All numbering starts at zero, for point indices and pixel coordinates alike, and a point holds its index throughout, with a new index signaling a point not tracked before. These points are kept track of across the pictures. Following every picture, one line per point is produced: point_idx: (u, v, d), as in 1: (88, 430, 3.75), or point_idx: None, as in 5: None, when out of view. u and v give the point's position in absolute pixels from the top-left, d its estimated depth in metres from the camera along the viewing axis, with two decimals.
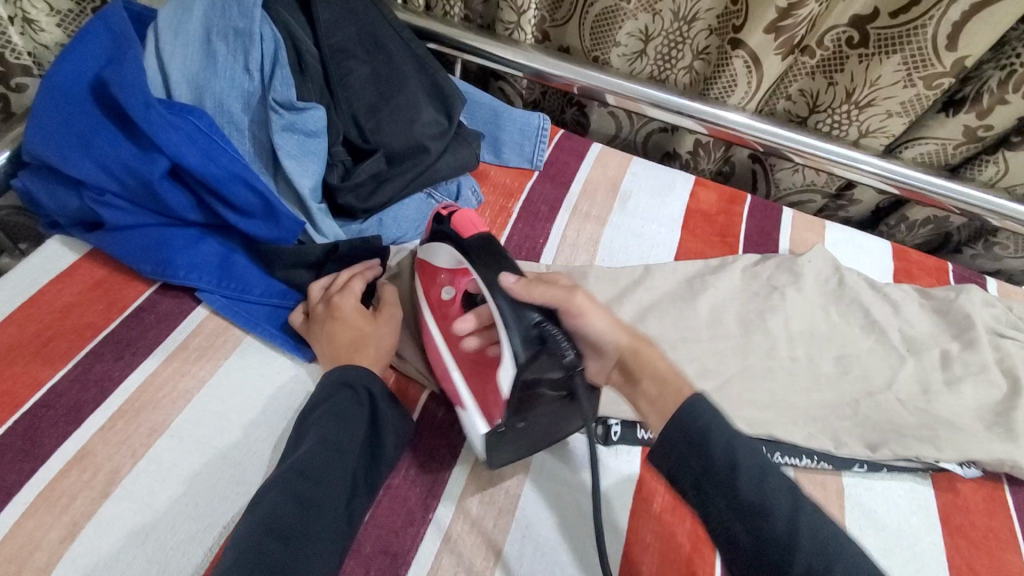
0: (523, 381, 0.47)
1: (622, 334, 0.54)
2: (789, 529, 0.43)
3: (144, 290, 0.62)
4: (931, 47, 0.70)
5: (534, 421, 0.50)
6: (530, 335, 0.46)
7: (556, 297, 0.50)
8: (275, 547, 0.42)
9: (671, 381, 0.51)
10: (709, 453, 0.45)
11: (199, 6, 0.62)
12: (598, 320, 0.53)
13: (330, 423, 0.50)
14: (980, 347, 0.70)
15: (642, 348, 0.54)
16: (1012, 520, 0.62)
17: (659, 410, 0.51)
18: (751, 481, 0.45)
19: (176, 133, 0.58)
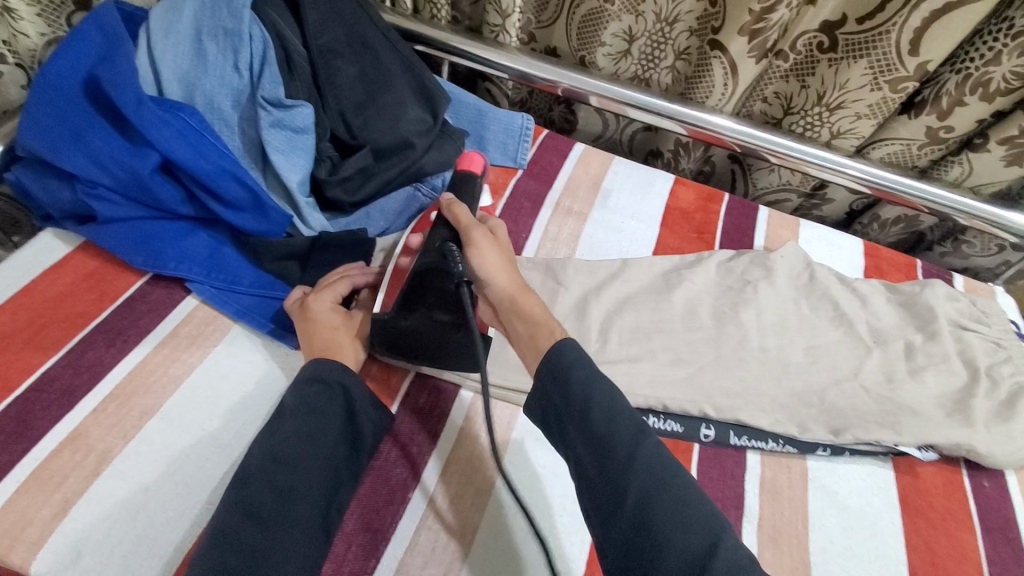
0: (422, 266, 0.58)
1: (506, 279, 0.58)
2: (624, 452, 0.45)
3: (134, 280, 0.64)
4: (895, 52, 0.73)
5: (416, 322, 0.57)
6: (438, 249, 0.58)
7: (463, 224, 0.60)
8: (252, 530, 0.44)
9: (544, 323, 0.55)
10: (568, 386, 0.48)
11: (190, 6, 0.65)
12: (491, 259, 0.58)
13: (305, 416, 0.52)
14: (942, 338, 0.73)
15: (521, 298, 0.57)
16: (970, 502, 0.65)
17: (532, 345, 0.53)
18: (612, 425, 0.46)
19: (166, 129, 0.60)
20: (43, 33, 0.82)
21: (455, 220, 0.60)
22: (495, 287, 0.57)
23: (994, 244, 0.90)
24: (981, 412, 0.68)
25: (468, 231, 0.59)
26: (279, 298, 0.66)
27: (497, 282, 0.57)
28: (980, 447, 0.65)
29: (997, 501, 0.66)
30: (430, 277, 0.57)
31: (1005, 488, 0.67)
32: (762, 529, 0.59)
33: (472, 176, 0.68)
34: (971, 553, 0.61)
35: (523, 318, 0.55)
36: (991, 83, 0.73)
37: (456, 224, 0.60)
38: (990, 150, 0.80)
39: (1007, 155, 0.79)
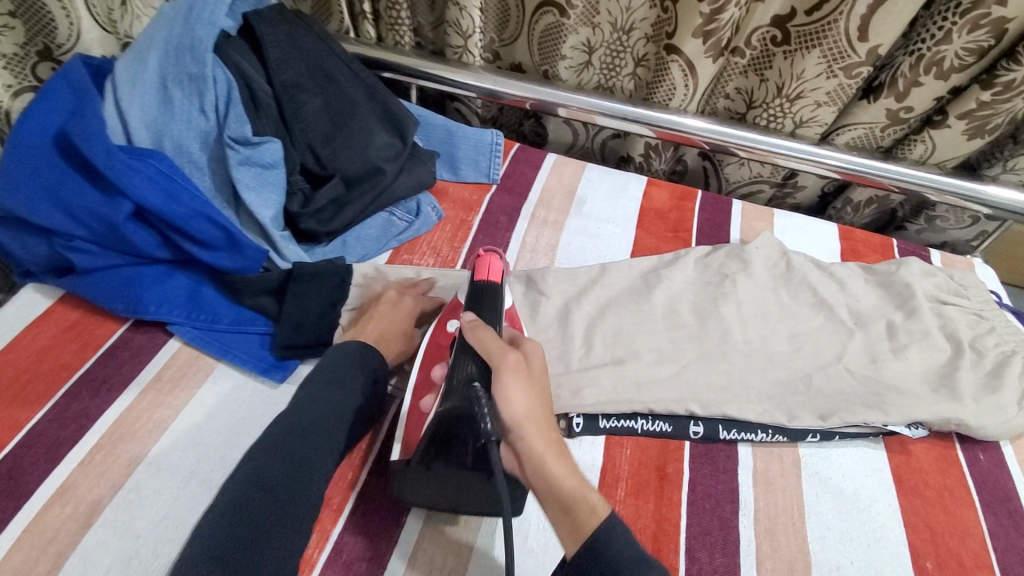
0: (441, 416, 0.51)
1: (531, 433, 0.50)
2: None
3: (116, 328, 0.65)
4: (845, 39, 0.75)
5: (443, 476, 0.51)
6: (460, 386, 0.52)
7: (489, 349, 0.53)
8: (267, 494, 0.46)
9: (583, 496, 0.48)
10: (609, 556, 0.44)
11: (153, 54, 0.66)
12: (517, 395, 0.51)
13: (322, 395, 0.54)
14: (922, 314, 0.74)
15: (548, 458, 0.49)
16: (965, 476, 0.65)
17: (568, 525, 0.47)
18: (631, 566, 0.44)
19: (139, 177, 0.61)
20: (10, 86, 0.78)
21: (483, 348, 0.53)
22: (526, 445, 0.50)
23: (967, 216, 0.91)
24: (966, 384, 0.68)
25: (499, 367, 0.52)
26: (261, 332, 0.67)
27: (526, 431, 0.50)
28: (968, 420, 0.65)
29: (993, 473, 0.66)
30: (450, 427, 0.50)
31: (999, 458, 0.68)
32: (759, 521, 0.59)
33: (497, 280, 0.62)
34: (970, 528, 0.61)
35: (556, 489, 0.48)
36: (945, 61, 0.74)
37: (484, 354, 0.53)
38: (951, 126, 0.81)
39: (967, 129, 0.81)
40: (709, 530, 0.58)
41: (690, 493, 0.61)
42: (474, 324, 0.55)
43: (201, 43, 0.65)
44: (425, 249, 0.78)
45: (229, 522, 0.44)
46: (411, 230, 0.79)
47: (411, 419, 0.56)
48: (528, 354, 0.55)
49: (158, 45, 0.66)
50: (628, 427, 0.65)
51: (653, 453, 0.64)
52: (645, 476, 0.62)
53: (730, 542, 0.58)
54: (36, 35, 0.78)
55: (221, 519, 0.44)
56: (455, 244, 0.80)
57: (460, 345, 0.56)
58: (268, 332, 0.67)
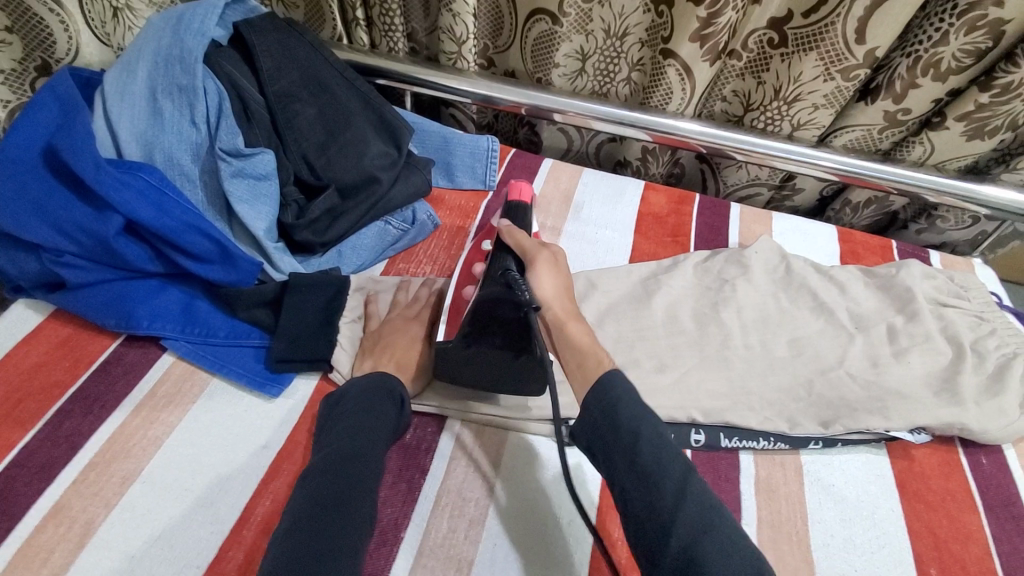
0: (485, 295, 0.56)
1: (557, 305, 0.58)
2: (631, 430, 0.48)
3: (109, 343, 0.64)
4: (842, 42, 0.74)
5: (480, 352, 0.57)
6: (499, 273, 0.58)
7: (524, 248, 0.61)
8: (327, 515, 0.45)
9: (592, 351, 0.55)
10: (617, 417, 0.49)
11: (144, 67, 0.65)
12: (547, 281, 0.59)
13: (363, 416, 0.54)
14: (922, 317, 0.73)
15: (567, 321, 0.57)
16: (969, 481, 0.65)
17: (580, 373, 0.54)
18: (629, 425, 0.48)
19: (128, 191, 0.60)
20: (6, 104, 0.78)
21: (517, 245, 0.61)
22: (552, 311, 0.57)
23: (968, 216, 0.91)
24: (969, 388, 0.68)
25: (531, 258, 0.60)
26: (256, 345, 0.66)
27: (551, 307, 0.57)
28: (971, 425, 0.65)
29: (996, 478, 0.66)
30: (489, 306, 0.55)
31: (1003, 463, 0.67)
32: (762, 530, 0.59)
33: (528, 198, 0.72)
34: (975, 534, 0.61)
35: (572, 345, 0.56)
36: (942, 62, 0.74)
37: (518, 250, 0.61)
38: (949, 128, 0.81)
39: (966, 131, 0.80)
40: None
41: None
42: (509, 228, 0.63)
43: (191, 53, 0.65)
44: (421, 258, 0.78)
45: (291, 539, 0.42)
46: (407, 239, 0.78)
47: (454, 306, 0.62)
48: (555, 253, 0.63)
49: (148, 57, 0.66)
50: None
51: None
52: None
53: None
54: (34, 51, 0.78)
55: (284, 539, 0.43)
56: (451, 252, 0.79)
57: (498, 244, 0.63)
58: (264, 345, 0.66)
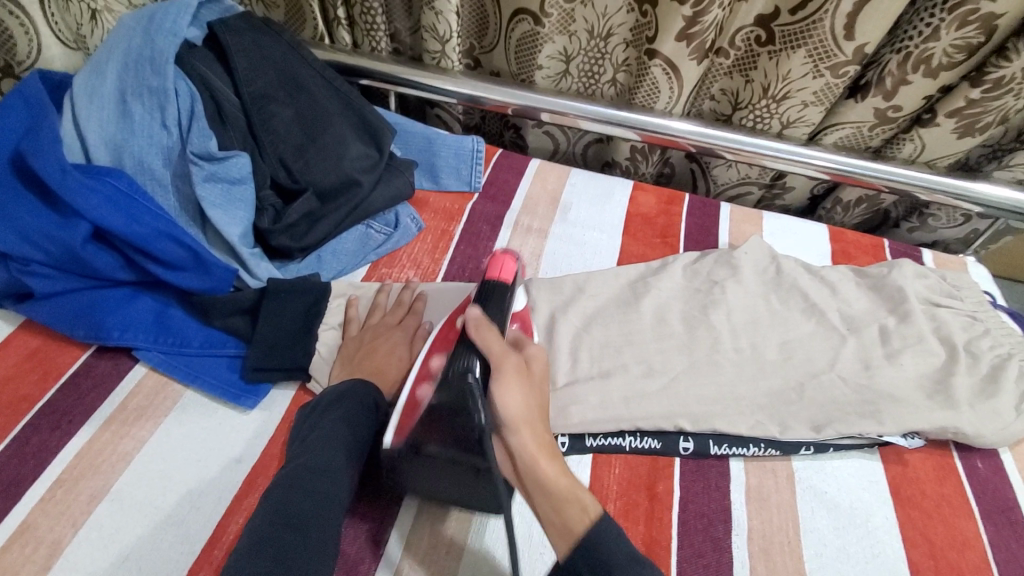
0: (439, 404, 0.49)
1: (524, 430, 0.48)
2: (618, 560, 0.42)
3: (79, 354, 0.62)
4: (831, 38, 0.73)
5: (429, 468, 0.51)
6: (457, 377, 0.49)
7: (491, 347, 0.51)
8: (291, 536, 0.42)
9: (573, 497, 0.46)
10: (598, 556, 0.42)
11: (112, 68, 0.63)
12: (514, 397, 0.49)
13: (338, 426, 0.52)
14: (915, 318, 0.72)
15: (541, 458, 0.48)
16: (963, 485, 0.64)
17: (560, 529, 0.45)
18: (616, 556, 0.42)
19: (95, 197, 0.58)
20: None
21: (484, 348, 0.51)
22: (519, 442, 0.48)
23: (959, 215, 0.90)
24: (962, 390, 0.66)
25: (499, 368, 0.50)
26: (232, 355, 0.64)
27: (522, 432, 0.48)
28: (966, 428, 0.64)
29: (992, 482, 0.64)
30: (445, 416, 0.49)
31: (998, 466, 0.66)
32: (753, 540, 0.57)
33: (508, 282, 0.61)
34: (970, 540, 0.59)
35: (547, 489, 0.46)
36: (933, 58, 0.72)
37: (486, 352, 0.51)
38: (941, 124, 0.79)
39: (957, 128, 0.79)
40: (702, 551, 0.56)
41: (682, 512, 0.58)
42: (476, 320, 0.53)
43: (161, 54, 0.63)
44: (404, 263, 0.76)
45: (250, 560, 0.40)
46: (390, 243, 0.76)
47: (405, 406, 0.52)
48: (529, 360, 0.53)
49: (117, 58, 0.64)
50: (616, 444, 0.62)
51: (643, 470, 0.61)
52: (635, 495, 0.59)
53: (724, 563, 0.56)
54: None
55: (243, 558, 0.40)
56: (435, 256, 0.77)
57: (462, 342, 0.53)
58: (240, 355, 0.64)
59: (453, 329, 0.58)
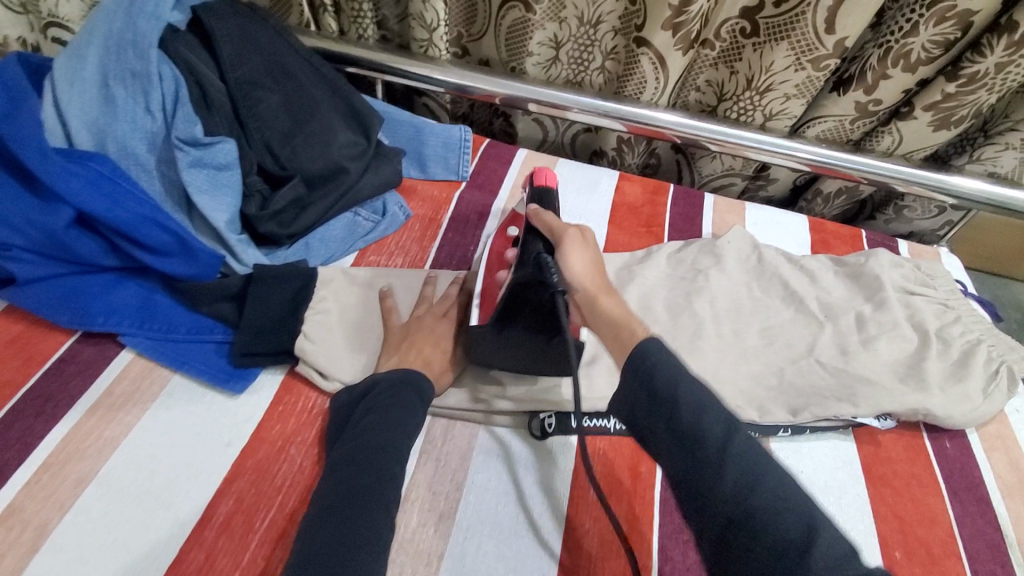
0: (515, 281, 0.55)
1: (589, 280, 0.54)
2: (668, 391, 0.44)
3: (63, 340, 0.61)
4: (813, 32, 0.74)
5: (514, 338, 0.58)
6: (533, 257, 0.55)
7: (556, 227, 0.58)
8: (350, 507, 0.45)
9: (627, 322, 0.50)
10: (654, 382, 0.44)
11: (94, 51, 0.63)
12: (578, 256, 0.55)
13: (389, 411, 0.53)
14: (890, 305, 0.74)
15: (601, 298, 0.53)
16: (933, 465, 0.66)
17: (614, 343, 0.50)
18: (665, 377, 0.44)
19: (78, 181, 0.58)
20: None
21: (542, 226, 0.59)
22: (586, 290, 0.53)
23: (934, 207, 0.93)
24: (934, 374, 0.69)
25: (560, 238, 0.56)
26: (219, 341, 0.64)
27: (584, 282, 0.53)
28: (936, 410, 0.66)
29: (961, 462, 0.67)
30: (519, 293, 0.55)
31: (967, 447, 0.69)
32: None
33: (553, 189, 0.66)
34: (938, 517, 0.62)
35: (604, 319, 0.51)
36: (912, 53, 0.74)
37: (550, 230, 0.58)
38: (918, 117, 0.81)
39: (934, 121, 0.81)
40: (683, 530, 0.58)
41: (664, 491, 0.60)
42: (539, 211, 0.60)
43: (144, 38, 0.62)
44: (393, 250, 0.76)
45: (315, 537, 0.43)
46: (378, 230, 0.76)
47: (480, 294, 0.61)
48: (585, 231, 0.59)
49: (98, 41, 0.63)
50: (600, 426, 0.64)
51: (627, 451, 0.63)
52: (618, 475, 0.61)
53: None
54: None
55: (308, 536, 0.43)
56: (423, 244, 0.78)
57: (528, 228, 0.60)
58: (227, 340, 0.64)
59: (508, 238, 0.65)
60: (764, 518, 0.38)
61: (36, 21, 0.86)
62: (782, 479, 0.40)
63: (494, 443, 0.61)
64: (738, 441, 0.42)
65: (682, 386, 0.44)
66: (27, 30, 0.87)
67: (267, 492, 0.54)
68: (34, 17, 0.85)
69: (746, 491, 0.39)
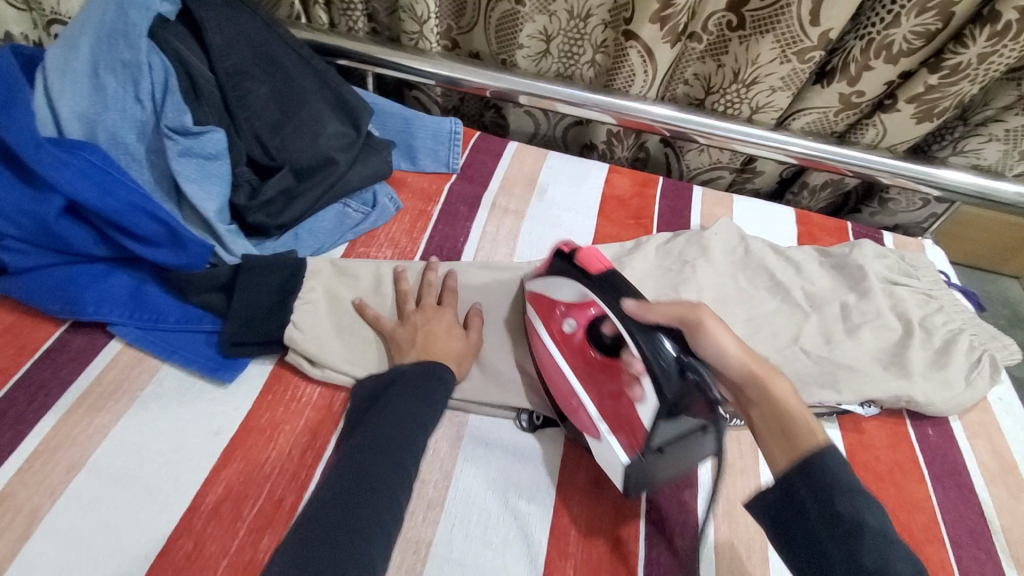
0: (671, 403, 0.48)
1: (750, 362, 0.51)
2: (843, 493, 0.42)
3: (53, 330, 0.61)
4: (798, 24, 0.75)
5: (675, 452, 0.51)
6: (671, 366, 0.48)
7: (672, 316, 0.51)
8: (360, 492, 0.45)
9: (800, 409, 0.48)
10: (817, 476, 0.43)
11: (85, 41, 0.63)
12: (724, 339, 0.51)
13: (410, 400, 0.53)
14: (874, 295, 0.75)
15: (772, 384, 0.50)
16: (915, 451, 0.68)
17: (785, 443, 0.47)
18: (839, 495, 0.42)
19: (68, 170, 0.58)
20: None
21: (666, 319, 0.50)
22: (757, 388, 0.50)
23: (918, 199, 0.94)
24: (916, 362, 0.70)
25: (697, 323, 0.50)
26: (209, 331, 0.64)
27: (750, 371, 0.51)
28: (918, 397, 0.67)
29: (941, 447, 0.68)
30: (683, 403, 0.48)
31: (948, 433, 0.70)
32: (718, 503, 0.60)
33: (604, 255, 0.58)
34: (919, 501, 0.63)
35: (779, 405, 0.49)
36: (893, 45, 0.75)
37: (668, 322, 0.50)
38: (900, 110, 0.82)
39: (917, 113, 0.82)
40: (667, 514, 0.58)
41: None
42: (644, 305, 0.51)
43: (134, 29, 0.62)
44: (382, 242, 0.76)
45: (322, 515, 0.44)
46: (368, 222, 0.77)
47: (617, 423, 0.54)
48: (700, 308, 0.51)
49: (88, 31, 0.63)
50: None
51: None
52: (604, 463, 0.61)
53: (688, 524, 0.58)
54: None
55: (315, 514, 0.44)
56: (413, 235, 0.78)
57: (632, 328, 0.51)
58: (216, 330, 0.64)
59: (578, 335, 0.59)
60: None
61: (40, 18, 0.84)
62: None
63: (482, 432, 0.62)
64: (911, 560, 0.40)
65: (846, 496, 0.42)
66: (29, 27, 0.85)
67: (255, 480, 0.54)
68: (37, 15, 0.84)
69: None
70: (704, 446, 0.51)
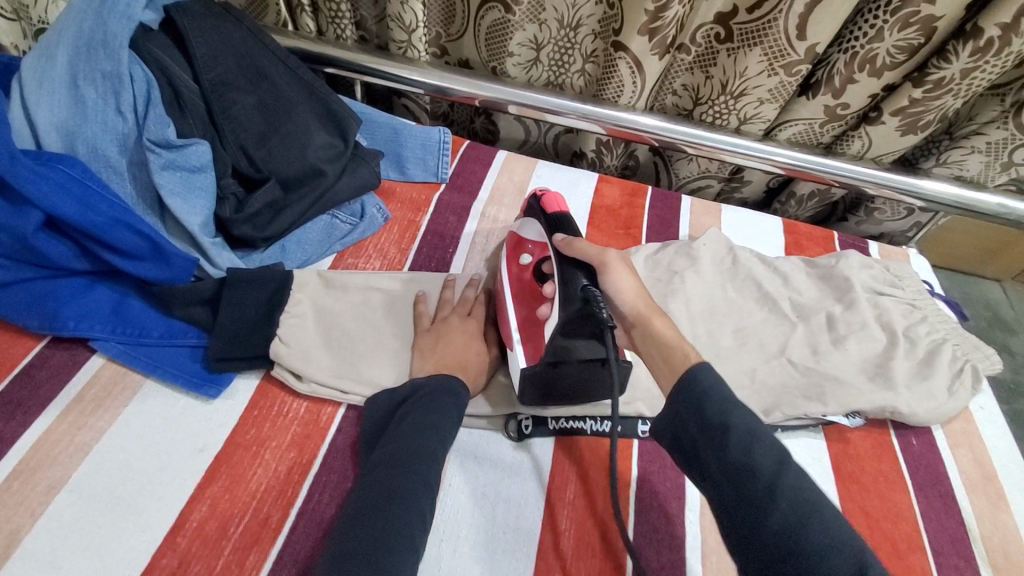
0: (567, 318, 0.55)
1: (640, 302, 0.56)
2: (720, 421, 0.46)
3: (33, 345, 0.60)
4: (784, 38, 0.76)
5: (569, 370, 0.57)
6: (577, 293, 0.55)
7: (590, 253, 0.57)
8: (388, 510, 0.46)
9: (677, 344, 0.53)
10: (703, 408, 0.47)
11: (63, 51, 0.62)
12: (625, 280, 0.56)
13: (428, 415, 0.54)
14: (860, 306, 0.76)
15: (654, 319, 0.56)
16: (900, 461, 0.68)
17: (666, 368, 0.52)
18: (718, 404, 0.46)
19: (46, 184, 0.57)
20: None
21: (583, 257, 0.56)
22: (647, 319, 0.56)
23: (903, 208, 0.95)
24: (901, 373, 0.71)
25: (604, 263, 0.56)
26: (193, 345, 0.63)
27: (633, 303, 0.56)
28: (902, 408, 0.68)
29: (926, 457, 0.69)
30: (573, 325, 0.55)
31: (932, 443, 0.71)
32: (705, 517, 0.60)
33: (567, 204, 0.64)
34: (904, 512, 0.64)
35: (657, 340, 0.54)
36: (878, 58, 0.76)
37: (587, 257, 0.56)
38: (886, 122, 0.83)
39: (901, 125, 0.83)
40: (655, 527, 0.59)
41: (638, 490, 0.61)
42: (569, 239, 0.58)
43: (115, 38, 0.61)
44: (371, 253, 0.76)
45: (353, 533, 0.45)
46: (356, 233, 0.76)
47: (526, 337, 0.61)
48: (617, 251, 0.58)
49: (67, 41, 0.62)
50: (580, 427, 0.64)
51: (603, 452, 0.63)
52: (594, 476, 0.61)
53: (677, 538, 0.58)
54: None
55: (346, 533, 0.45)
56: (402, 246, 0.78)
57: (558, 258, 0.58)
58: (200, 345, 0.63)
59: (527, 266, 0.66)
60: (806, 545, 0.40)
61: (28, 28, 0.83)
62: (820, 505, 0.42)
63: (473, 447, 0.62)
64: (786, 473, 0.43)
65: (733, 411, 0.46)
66: (18, 37, 0.84)
67: (241, 497, 0.54)
68: (26, 24, 0.82)
69: (794, 519, 0.41)
70: (597, 377, 0.57)
